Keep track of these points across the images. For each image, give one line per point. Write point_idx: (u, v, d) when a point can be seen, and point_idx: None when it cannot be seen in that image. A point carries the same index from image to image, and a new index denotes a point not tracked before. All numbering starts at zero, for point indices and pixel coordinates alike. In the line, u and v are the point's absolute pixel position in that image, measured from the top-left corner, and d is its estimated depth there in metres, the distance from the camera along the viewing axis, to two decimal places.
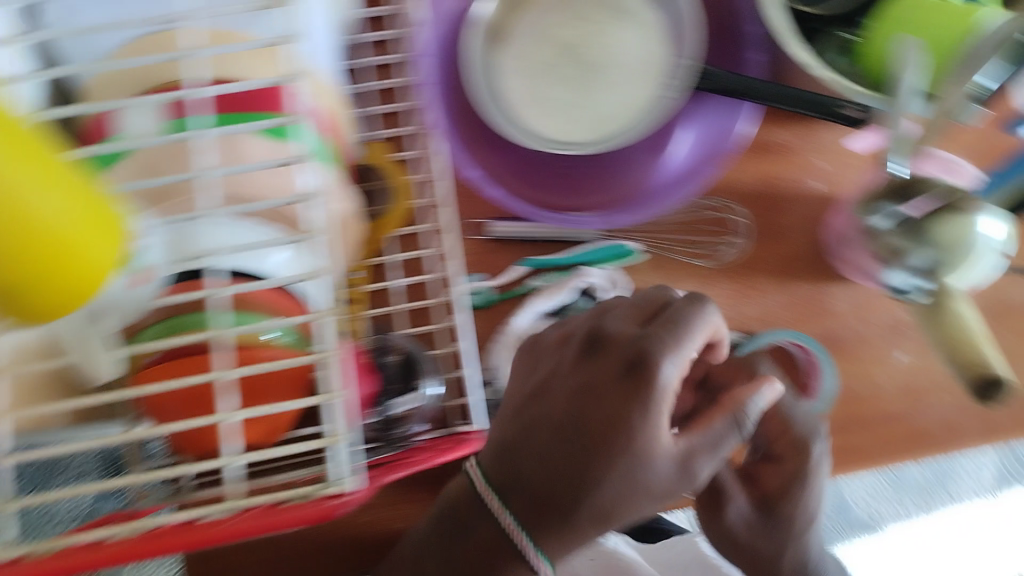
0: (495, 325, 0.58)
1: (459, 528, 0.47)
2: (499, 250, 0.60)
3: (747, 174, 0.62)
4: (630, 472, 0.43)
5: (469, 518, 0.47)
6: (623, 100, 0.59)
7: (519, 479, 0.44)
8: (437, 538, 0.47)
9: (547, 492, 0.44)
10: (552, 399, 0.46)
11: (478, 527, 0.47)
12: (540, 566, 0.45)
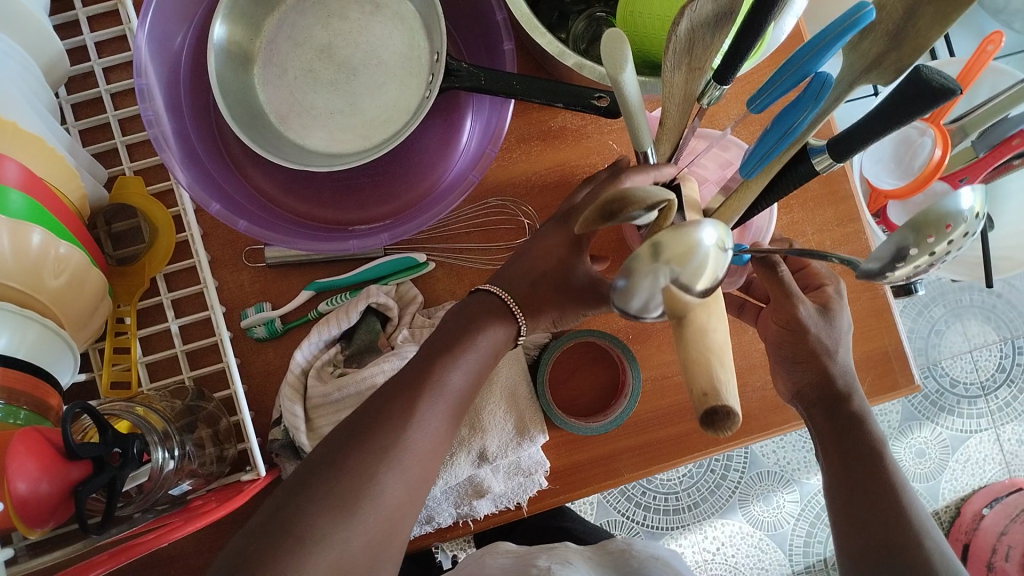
0: (280, 359, 0.55)
1: (453, 329, 0.46)
2: (280, 276, 0.56)
3: (538, 165, 0.57)
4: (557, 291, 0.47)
5: (475, 305, 0.47)
6: (386, 102, 0.55)
7: (508, 277, 0.48)
8: (457, 320, 0.47)
9: (525, 275, 0.47)
10: (533, 251, 0.48)
11: (488, 298, 0.48)
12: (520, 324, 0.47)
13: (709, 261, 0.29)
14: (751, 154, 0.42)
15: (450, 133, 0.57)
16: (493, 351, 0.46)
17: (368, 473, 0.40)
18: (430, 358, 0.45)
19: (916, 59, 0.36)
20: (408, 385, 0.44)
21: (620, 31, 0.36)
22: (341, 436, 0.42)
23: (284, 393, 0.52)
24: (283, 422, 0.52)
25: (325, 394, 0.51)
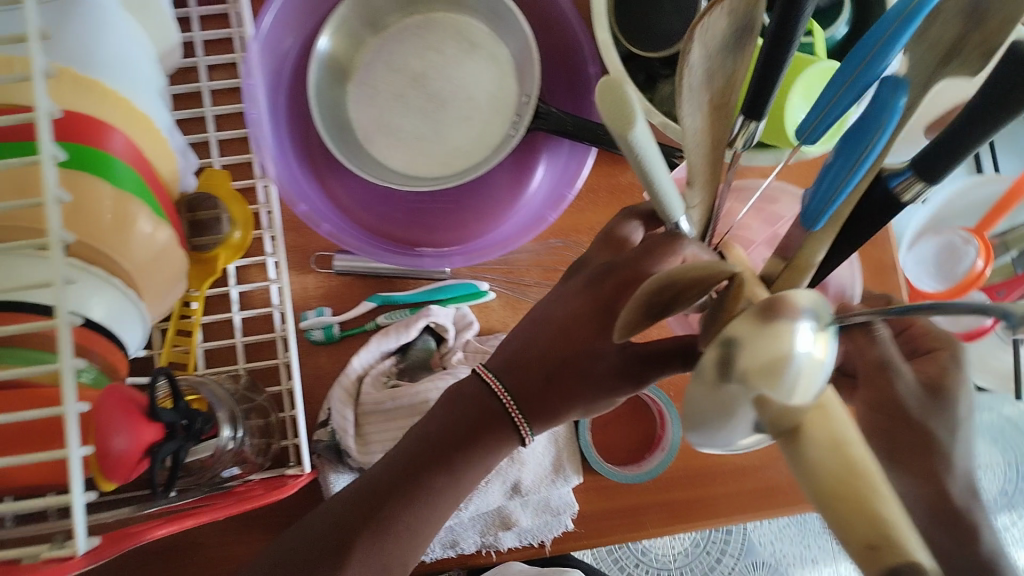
0: (333, 365, 0.56)
1: (448, 432, 0.45)
2: (345, 285, 0.58)
3: (604, 216, 0.60)
4: (588, 364, 0.44)
5: (473, 402, 0.46)
6: (471, 135, 0.58)
7: (512, 367, 0.46)
8: (452, 419, 0.46)
9: (533, 364, 0.46)
10: (550, 327, 0.46)
11: (487, 397, 0.46)
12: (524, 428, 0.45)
13: (803, 377, 0.25)
14: (813, 204, 0.36)
15: (524, 174, 0.59)
16: (487, 461, 0.46)
17: None
18: (409, 465, 0.45)
19: (1004, 34, 0.30)
20: (384, 500, 0.44)
21: (616, 76, 0.30)
22: (313, 548, 0.44)
23: (337, 394, 0.53)
24: (332, 424, 0.53)
25: (378, 402, 0.52)
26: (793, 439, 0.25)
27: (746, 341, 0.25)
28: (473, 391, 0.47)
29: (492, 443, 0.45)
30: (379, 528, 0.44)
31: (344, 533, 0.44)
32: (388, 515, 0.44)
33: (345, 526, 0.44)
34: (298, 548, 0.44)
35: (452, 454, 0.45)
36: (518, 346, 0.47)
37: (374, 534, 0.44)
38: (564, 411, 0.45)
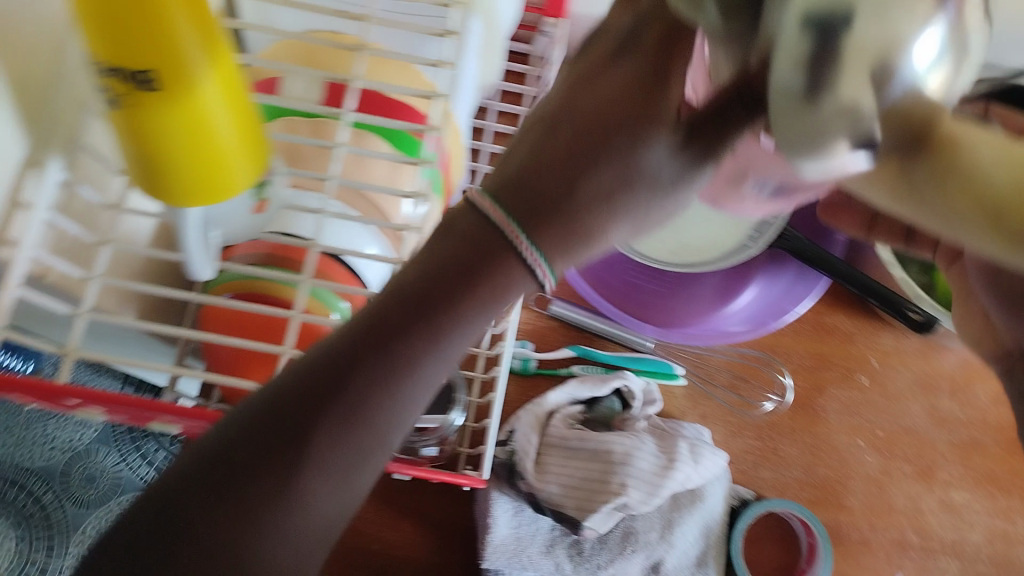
0: (521, 394, 0.59)
1: (433, 282, 0.32)
2: (553, 328, 0.61)
3: (803, 346, 0.62)
4: (585, 85, 0.34)
5: (473, 252, 0.32)
6: (706, 237, 0.60)
7: (532, 200, 0.32)
8: (449, 273, 0.32)
9: (539, 174, 0.32)
10: (597, 86, 0.33)
11: (504, 253, 0.32)
12: (538, 270, 0.32)
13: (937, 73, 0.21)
14: None
15: (738, 284, 0.62)
16: (492, 304, 0.32)
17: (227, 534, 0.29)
18: (336, 353, 0.31)
19: None
20: (286, 419, 0.30)
21: None
22: (261, 446, 0.30)
23: (524, 419, 0.56)
24: (512, 445, 0.56)
25: (563, 438, 0.55)
26: (890, 85, 0.20)
27: (784, 29, 0.20)
28: (475, 228, 0.32)
29: (490, 284, 0.32)
30: (290, 446, 0.30)
31: (240, 459, 0.30)
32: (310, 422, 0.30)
33: (240, 463, 0.30)
34: (200, 475, 0.30)
35: (427, 311, 0.31)
36: (514, 149, 0.34)
37: (273, 456, 0.30)
38: (581, 238, 0.32)
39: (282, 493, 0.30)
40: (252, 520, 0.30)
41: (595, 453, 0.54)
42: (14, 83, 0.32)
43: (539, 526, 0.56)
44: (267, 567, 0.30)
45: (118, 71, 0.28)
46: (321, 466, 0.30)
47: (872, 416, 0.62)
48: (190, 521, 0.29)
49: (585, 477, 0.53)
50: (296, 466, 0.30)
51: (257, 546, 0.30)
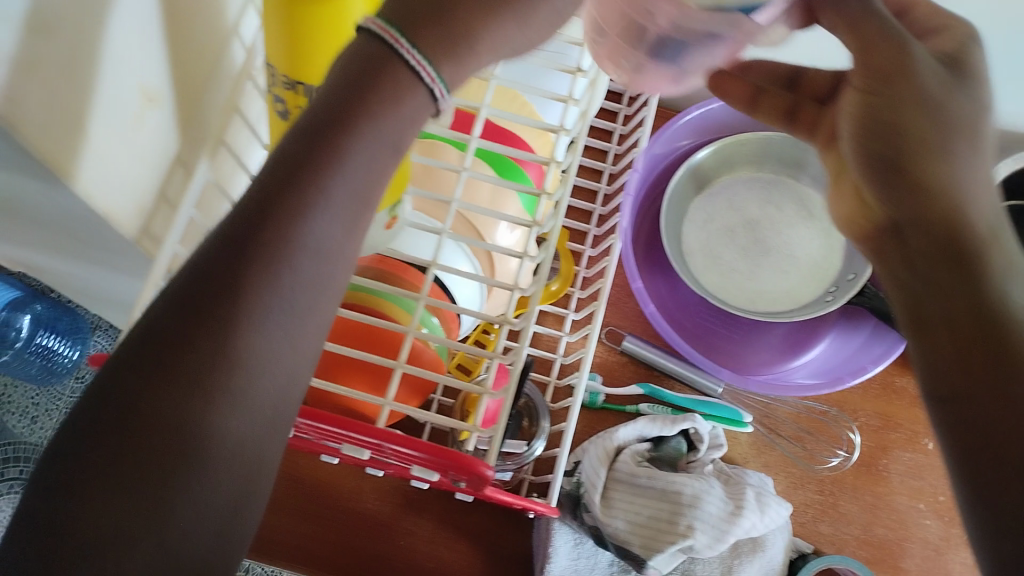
0: (589, 427, 0.60)
1: (337, 101, 0.27)
2: (624, 365, 0.62)
3: (871, 405, 0.63)
4: None
5: (358, 72, 0.27)
6: (782, 286, 0.63)
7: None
8: (350, 94, 0.27)
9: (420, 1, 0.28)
10: None
11: (396, 69, 0.27)
12: (436, 90, 0.28)
13: None
14: None
15: (809, 337, 0.62)
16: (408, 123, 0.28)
17: (176, 418, 0.24)
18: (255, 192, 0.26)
19: None
20: (212, 275, 0.25)
21: None
22: (183, 311, 0.25)
23: (592, 452, 0.56)
24: (580, 476, 0.56)
25: (632, 475, 0.55)
26: None
27: None
28: (363, 47, 0.27)
29: (382, 109, 0.27)
30: (227, 301, 0.25)
31: (167, 334, 0.25)
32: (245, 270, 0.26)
33: (166, 336, 0.25)
34: (126, 367, 0.25)
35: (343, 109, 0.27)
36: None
37: (206, 314, 0.25)
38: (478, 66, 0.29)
39: (226, 357, 0.25)
40: (199, 391, 0.25)
41: (664, 493, 0.54)
42: (183, 84, 0.34)
43: (597, 560, 0.56)
44: (227, 439, 0.25)
45: (299, 86, 0.31)
46: (262, 306, 0.26)
47: (935, 480, 0.62)
48: (124, 413, 0.24)
49: (651, 516, 0.53)
50: (226, 318, 0.25)
51: (210, 417, 0.25)
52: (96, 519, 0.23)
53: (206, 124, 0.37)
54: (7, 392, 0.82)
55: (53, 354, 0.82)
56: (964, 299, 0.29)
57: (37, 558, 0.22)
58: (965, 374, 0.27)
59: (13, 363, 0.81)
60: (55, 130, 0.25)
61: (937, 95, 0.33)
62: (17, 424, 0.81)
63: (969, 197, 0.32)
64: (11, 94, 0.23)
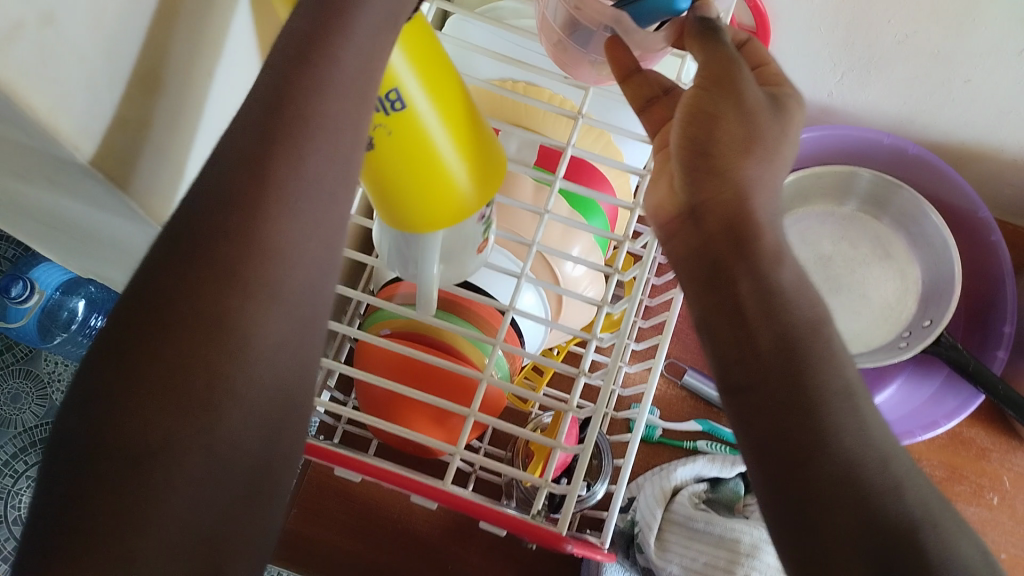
0: (646, 462, 0.58)
1: None
2: (684, 398, 0.61)
3: (936, 455, 0.61)
4: None
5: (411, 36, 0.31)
6: (854, 327, 0.61)
7: None
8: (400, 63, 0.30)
9: None
10: None
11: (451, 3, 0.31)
12: None
13: None
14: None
15: (876, 382, 0.61)
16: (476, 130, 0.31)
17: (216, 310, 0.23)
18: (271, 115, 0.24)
19: None
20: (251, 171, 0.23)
21: None
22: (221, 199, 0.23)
23: (649, 491, 0.56)
24: (635, 515, 0.55)
25: (689, 518, 0.54)
26: None
27: None
28: None
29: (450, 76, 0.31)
30: (276, 191, 0.24)
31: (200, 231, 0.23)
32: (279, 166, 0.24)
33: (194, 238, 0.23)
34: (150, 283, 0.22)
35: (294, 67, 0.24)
36: None
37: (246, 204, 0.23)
38: None
39: (261, 251, 0.23)
40: (241, 279, 0.23)
41: (721, 540, 0.53)
42: None
43: None
44: (263, 336, 0.23)
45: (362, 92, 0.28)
46: (292, 195, 0.24)
47: (998, 537, 0.59)
48: (154, 316, 0.22)
49: (707, 563, 0.52)
50: (265, 205, 0.23)
51: (247, 314, 0.23)
52: (148, 424, 0.21)
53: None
54: (58, 371, 0.79)
55: None
56: (762, 319, 0.32)
57: (89, 470, 0.21)
58: (762, 371, 0.31)
59: (66, 345, 0.77)
60: (144, 176, 0.26)
61: (749, 104, 0.33)
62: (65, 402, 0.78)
63: (757, 199, 0.33)
64: (101, 143, 0.23)
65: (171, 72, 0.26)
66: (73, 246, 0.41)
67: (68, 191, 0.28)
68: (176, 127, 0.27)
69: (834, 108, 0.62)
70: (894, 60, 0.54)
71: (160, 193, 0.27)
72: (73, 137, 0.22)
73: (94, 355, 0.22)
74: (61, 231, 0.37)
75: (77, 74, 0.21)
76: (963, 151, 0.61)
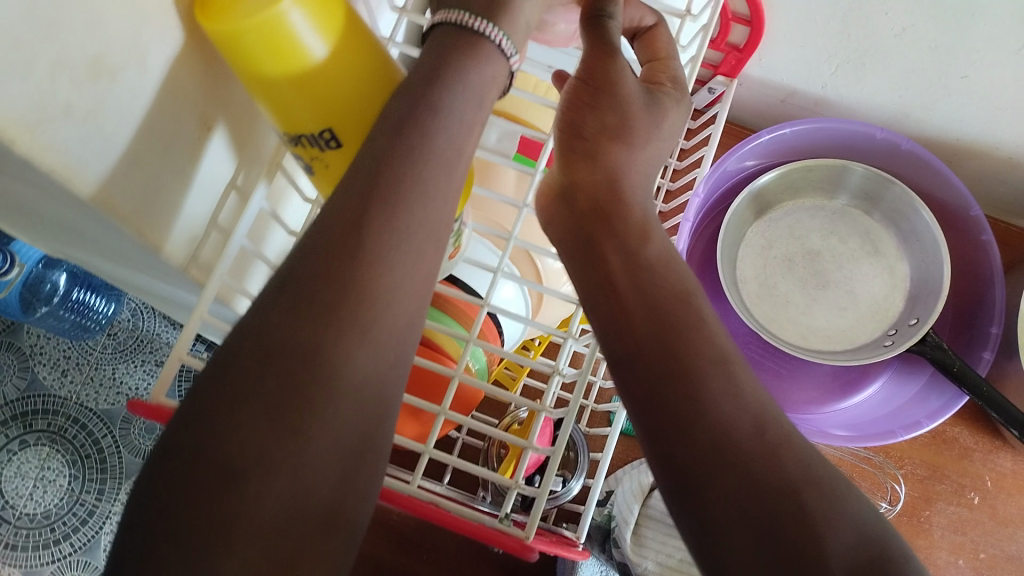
0: (624, 456, 0.58)
1: None
2: None
3: (916, 454, 0.60)
4: None
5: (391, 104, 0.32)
6: (838, 324, 0.60)
7: None
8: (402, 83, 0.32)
9: None
10: None
11: (465, 39, 0.33)
12: (504, 48, 0.34)
13: None
14: None
15: (859, 380, 0.60)
16: (454, 125, 0.32)
17: (323, 357, 0.27)
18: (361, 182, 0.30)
19: None
20: (337, 252, 0.28)
21: None
22: (322, 254, 0.28)
23: (626, 486, 0.55)
24: (612, 509, 0.55)
25: (666, 514, 0.54)
26: None
27: None
28: (451, 36, 0.33)
29: (457, 69, 0.32)
30: (367, 262, 0.29)
31: (307, 293, 0.28)
32: (368, 244, 0.29)
33: (281, 302, 0.28)
34: (263, 334, 0.27)
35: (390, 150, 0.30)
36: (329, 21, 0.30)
37: (342, 270, 0.28)
38: None
39: (356, 303, 0.28)
40: (334, 330, 0.28)
41: None
42: (219, 99, 0.34)
43: None
44: (349, 374, 0.28)
45: (304, 138, 0.34)
46: (383, 261, 0.29)
47: (977, 537, 0.59)
48: (264, 354, 0.27)
49: (683, 559, 0.53)
50: (360, 266, 0.28)
51: (338, 355, 0.27)
52: (244, 435, 0.25)
53: (263, 148, 0.39)
54: (40, 344, 0.81)
55: (89, 310, 0.80)
56: (633, 295, 0.35)
57: (187, 468, 0.25)
58: (638, 342, 0.33)
59: (48, 319, 0.78)
60: (88, 165, 0.26)
61: (624, 97, 0.37)
62: (48, 375, 0.80)
63: (626, 184, 0.38)
64: (36, 134, 0.23)
65: (115, 54, 0.26)
66: (42, 233, 0.41)
67: (19, 181, 0.27)
68: (125, 117, 0.27)
69: (827, 101, 0.61)
70: (890, 52, 0.53)
71: (109, 180, 0.27)
72: (5, 128, 0.22)
73: (201, 387, 0.26)
74: (27, 219, 0.37)
75: (8, 64, 0.21)
76: (957, 147, 0.60)
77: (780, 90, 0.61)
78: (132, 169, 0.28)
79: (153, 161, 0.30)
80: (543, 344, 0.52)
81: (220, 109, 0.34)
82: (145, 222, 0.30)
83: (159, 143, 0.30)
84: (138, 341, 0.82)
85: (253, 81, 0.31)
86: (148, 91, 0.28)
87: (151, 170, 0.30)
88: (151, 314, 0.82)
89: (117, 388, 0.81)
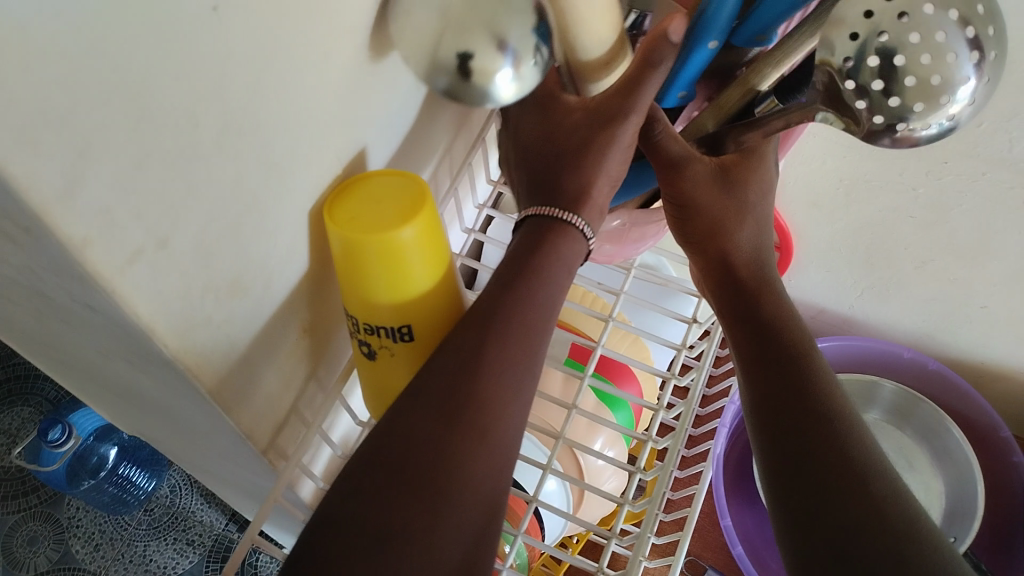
0: None
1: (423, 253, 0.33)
2: None
3: None
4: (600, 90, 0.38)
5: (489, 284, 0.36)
6: None
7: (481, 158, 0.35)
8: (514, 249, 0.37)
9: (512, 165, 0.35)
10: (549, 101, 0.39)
11: (558, 224, 0.37)
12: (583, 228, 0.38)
13: None
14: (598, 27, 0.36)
15: None
16: (550, 285, 0.36)
17: (455, 452, 0.30)
18: (486, 312, 0.34)
19: None
20: (468, 359, 0.32)
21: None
22: (459, 364, 0.32)
23: None
24: None
25: None
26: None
27: None
28: (542, 225, 0.37)
29: (551, 242, 0.37)
30: (489, 372, 0.32)
31: (448, 395, 0.31)
32: (487, 355, 0.33)
33: (423, 405, 0.31)
34: (408, 426, 0.31)
35: (505, 294, 0.35)
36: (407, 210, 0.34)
37: (468, 376, 0.32)
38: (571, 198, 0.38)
39: (484, 403, 0.32)
40: (463, 426, 0.31)
41: None
42: (316, 299, 0.38)
43: None
44: (478, 469, 0.30)
45: (381, 329, 0.36)
46: (507, 371, 0.33)
47: None
48: (410, 441, 0.30)
49: None
50: (487, 372, 0.32)
51: (468, 452, 0.30)
52: (389, 511, 0.28)
53: (338, 349, 0.44)
54: (78, 516, 0.81)
55: (130, 485, 0.81)
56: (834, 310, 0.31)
57: (345, 534, 0.28)
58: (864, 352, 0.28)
59: (91, 493, 0.80)
60: (214, 361, 0.30)
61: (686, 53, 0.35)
62: (80, 549, 0.79)
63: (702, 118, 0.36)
64: (182, 340, 0.28)
65: (249, 278, 0.31)
66: (134, 413, 0.44)
67: (149, 371, 0.31)
68: (247, 324, 0.32)
69: (855, 320, 0.66)
70: (912, 281, 0.59)
71: (225, 373, 0.31)
72: (164, 333, 0.26)
73: (360, 471, 0.30)
74: (131, 401, 0.41)
75: (176, 285, 0.26)
76: (983, 371, 0.64)
77: (810, 307, 0.67)
78: (244, 364, 0.33)
79: (261, 357, 0.34)
80: (581, 541, 0.53)
81: (314, 319, 0.39)
82: (245, 410, 0.34)
83: (269, 344, 0.34)
84: (173, 517, 0.80)
85: (354, 278, 0.34)
86: (267, 307, 0.33)
87: (257, 365, 0.34)
88: (189, 490, 0.81)
89: (144, 566, 0.78)
